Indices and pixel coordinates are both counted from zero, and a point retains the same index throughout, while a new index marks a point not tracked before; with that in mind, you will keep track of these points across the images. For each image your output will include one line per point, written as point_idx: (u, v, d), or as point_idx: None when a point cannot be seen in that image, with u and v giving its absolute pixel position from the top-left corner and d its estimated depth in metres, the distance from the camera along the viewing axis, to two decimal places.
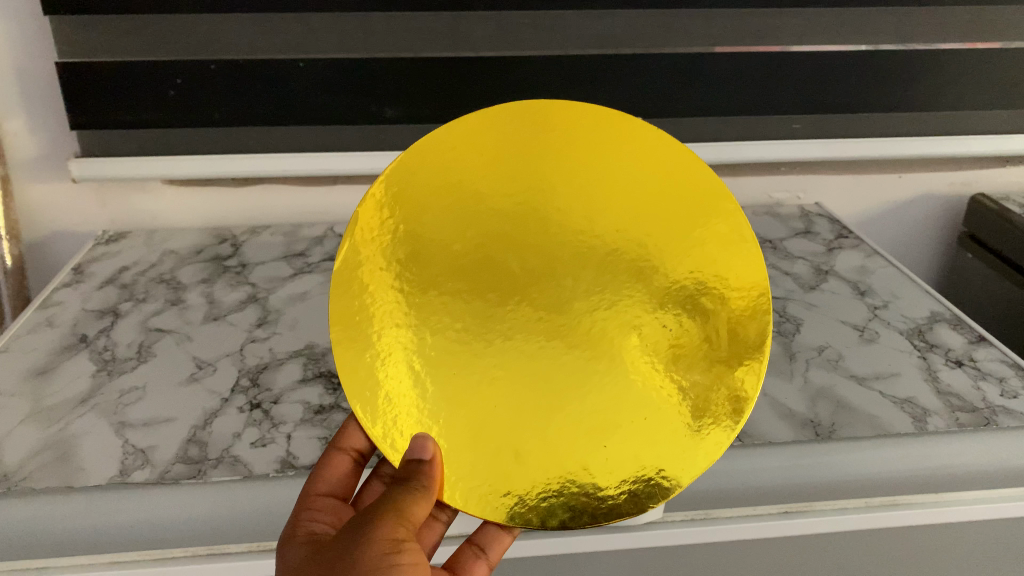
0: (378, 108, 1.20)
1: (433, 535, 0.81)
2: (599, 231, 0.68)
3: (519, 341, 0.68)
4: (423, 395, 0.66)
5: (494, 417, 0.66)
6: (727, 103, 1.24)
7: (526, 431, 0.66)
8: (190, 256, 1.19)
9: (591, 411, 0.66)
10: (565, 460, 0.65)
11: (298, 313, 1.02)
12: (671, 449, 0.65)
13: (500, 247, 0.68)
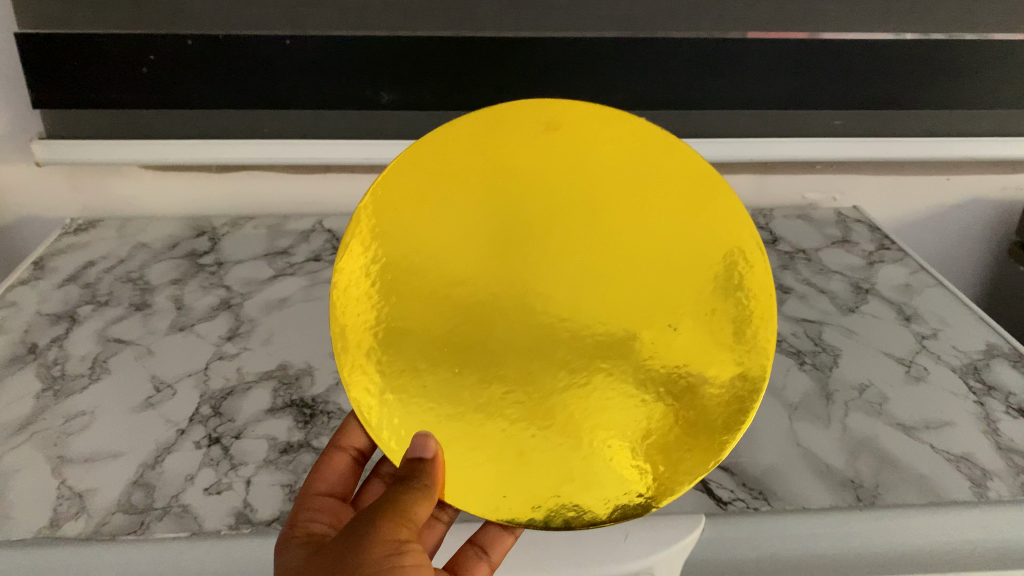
0: (373, 93, 1.08)
1: (433, 537, 0.70)
2: (605, 230, 0.62)
3: (520, 344, 0.62)
4: (419, 398, 0.61)
5: (492, 421, 0.61)
6: (761, 96, 1.11)
7: (527, 434, 0.60)
8: (164, 251, 1.08)
9: (599, 416, 0.60)
10: (571, 465, 0.59)
11: (274, 325, 0.91)
12: (685, 455, 0.58)
13: (499, 246, 0.62)
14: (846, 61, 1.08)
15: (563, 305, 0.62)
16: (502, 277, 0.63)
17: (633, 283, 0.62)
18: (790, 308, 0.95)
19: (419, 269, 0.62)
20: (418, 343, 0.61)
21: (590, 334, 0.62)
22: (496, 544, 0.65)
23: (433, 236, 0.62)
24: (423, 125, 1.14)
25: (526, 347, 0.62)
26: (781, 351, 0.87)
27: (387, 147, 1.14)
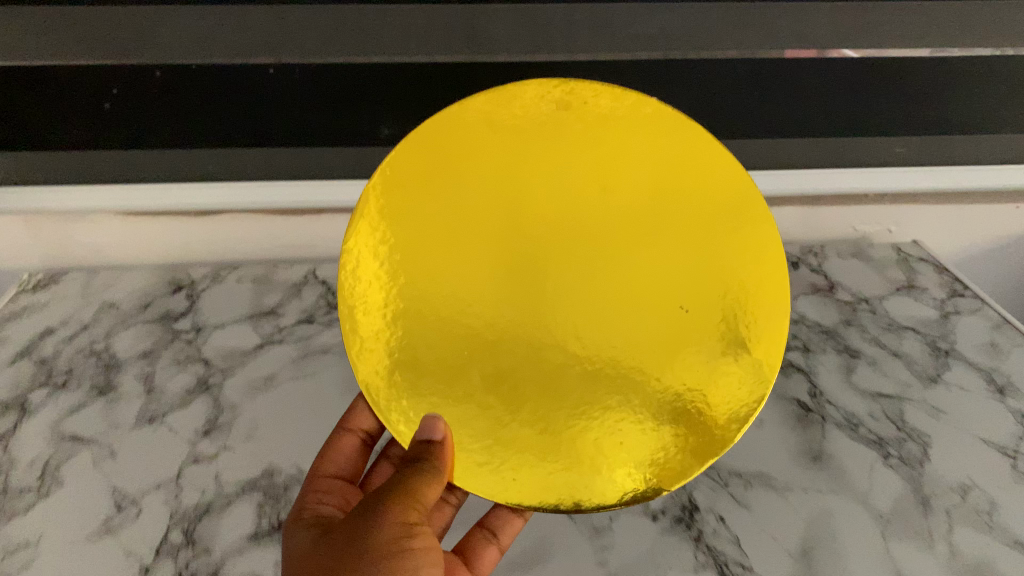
0: (369, 125, 0.93)
1: (441, 517, 0.71)
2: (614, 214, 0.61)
3: (529, 330, 0.61)
4: (428, 381, 0.60)
5: (501, 405, 0.59)
6: (816, 122, 0.97)
7: (535, 413, 0.59)
8: (134, 313, 0.94)
9: (609, 399, 0.59)
10: (578, 449, 0.58)
11: (260, 412, 0.78)
12: (696, 437, 0.57)
13: (509, 234, 0.61)
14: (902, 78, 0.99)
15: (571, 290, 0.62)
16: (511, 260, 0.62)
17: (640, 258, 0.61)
18: (862, 380, 0.82)
19: (423, 254, 0.61)
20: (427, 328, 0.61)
21: (601, 316, 0.61)
22: (506, 527, 0.64)
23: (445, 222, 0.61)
24: None
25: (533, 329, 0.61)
26: (860, 441, 0.74)
27: None
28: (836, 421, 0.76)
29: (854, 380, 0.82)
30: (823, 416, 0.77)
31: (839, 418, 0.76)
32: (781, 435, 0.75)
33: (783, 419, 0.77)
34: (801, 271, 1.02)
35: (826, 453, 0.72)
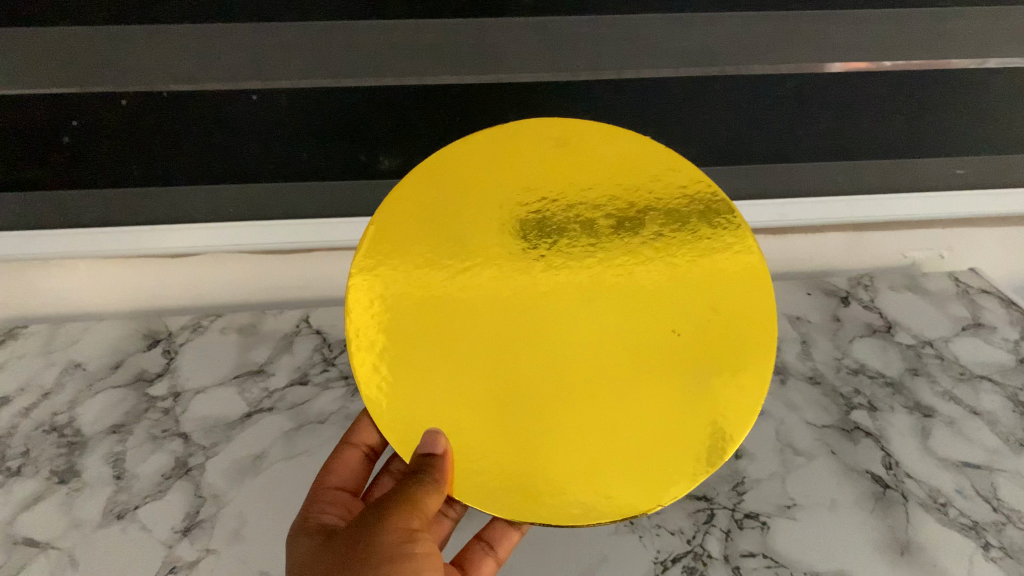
0: (369, 157, 0.84)
1: (441, 532, 0.66)
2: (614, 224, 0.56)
3: (518, 327, 0.54)
4: (401, 375, 0.52)
5: (480, 408, 0.51)
6: (864, 138, 0.87)
7: (515, 417, 0.51)
8: (103, 375, 0.83)
9: (597, 402, 0.51)
10: (565, 472, 0.49)
11: (248, 502, 0.67)
12: (693, 450, 0.49)
13: (498, 237, 0.56)
14: (968, 94, 0.84)
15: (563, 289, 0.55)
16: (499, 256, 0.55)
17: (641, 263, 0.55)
18: (941, 446, 0.71)
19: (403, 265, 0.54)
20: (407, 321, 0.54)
21: (595, 316, 0.54)
22: (505, 543, 0.60)
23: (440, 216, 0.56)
24: None
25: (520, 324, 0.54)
26: (951, 528, 0.63)
27: None
28: (920, 500, 0.65)
29: (932, 447, 0.71)
30: (903, 494, 0.66)
31: (922, 495, 0.66)
32: (858, 522, 0.64)
33: (858, 499, 0.66)
34: (852, 307, 0.92)
35: (915, 544, 0.62)
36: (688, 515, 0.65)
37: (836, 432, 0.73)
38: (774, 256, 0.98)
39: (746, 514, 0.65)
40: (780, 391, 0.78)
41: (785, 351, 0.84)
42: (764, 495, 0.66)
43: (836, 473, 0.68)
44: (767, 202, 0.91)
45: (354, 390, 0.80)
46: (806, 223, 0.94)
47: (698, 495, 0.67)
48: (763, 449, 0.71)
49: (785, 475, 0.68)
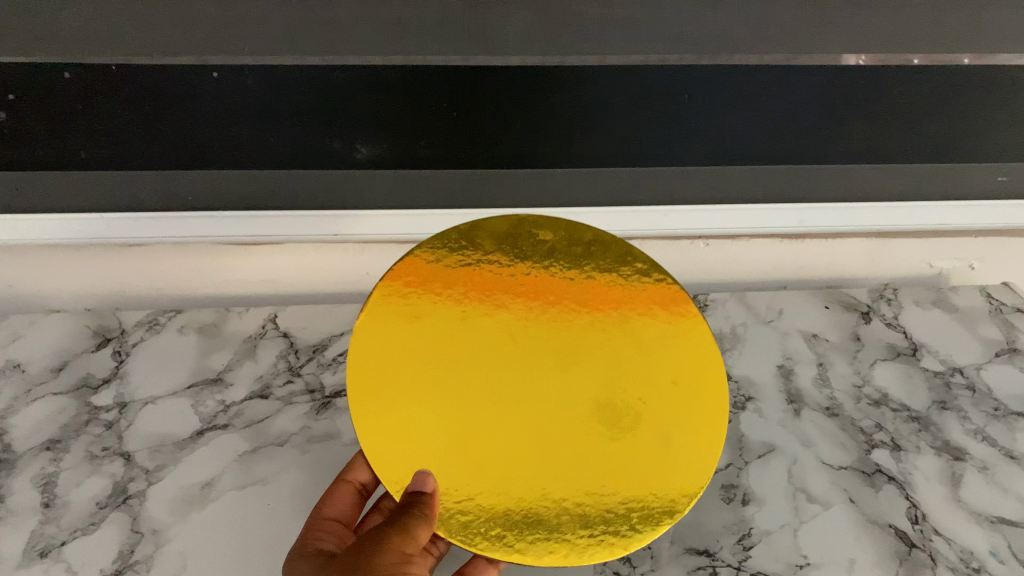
0: (345, 145, 0.74)
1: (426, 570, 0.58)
2: (597, 310, 0.60)
3: (499, 381, 0.56)
4: (383, 400, 0.53)
5: (454, 439, 0.52)
6: (900, 147, 0.77)
7: (486, 452, 0.52)
8: (43, 380, 0.75)
9: (564, 452, 0.52)
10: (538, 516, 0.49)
11: (188, 539, 0.59)
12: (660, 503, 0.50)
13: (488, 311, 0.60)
14: (1014, 96, 0.76)
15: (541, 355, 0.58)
16: (492, 324, 0.59)
17: (615, 341, 0.59)
18: (974, 498, 0.65)
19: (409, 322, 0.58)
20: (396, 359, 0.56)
21: (568, 381, 0.57)
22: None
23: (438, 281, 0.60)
24: (416, 189, 0.79)
25: (499, 377, 0.56)
26: None
27: (369, 219, 0.81)
28: (951, 565, 0.60)
29: (963, 498, 0.65)
30: (931, 556, 0.60)
31: (953, 558, 0.60)
32: None
33: (879, 562, 0.59)
34: (873, 324, 0.84)
35: None
36: (687, 574, 0.58)
37: (856, 476, 0.66)
38: (787, 264, 0.90)
39: (753, 574, 0.58)
40: (793, 423, 0.71)
41: (799, 375, 0.77)
42: (774, 551, 0.59)
43: (855, 528, 0.61)
44: (786, 208, 0.83)
45: (320, 407, 0.72)
46: (825, 231, 0.85)
47: (699, 549, 0.60)
48: (774, 495, 0.64)
49: (797, 528, 0.61)
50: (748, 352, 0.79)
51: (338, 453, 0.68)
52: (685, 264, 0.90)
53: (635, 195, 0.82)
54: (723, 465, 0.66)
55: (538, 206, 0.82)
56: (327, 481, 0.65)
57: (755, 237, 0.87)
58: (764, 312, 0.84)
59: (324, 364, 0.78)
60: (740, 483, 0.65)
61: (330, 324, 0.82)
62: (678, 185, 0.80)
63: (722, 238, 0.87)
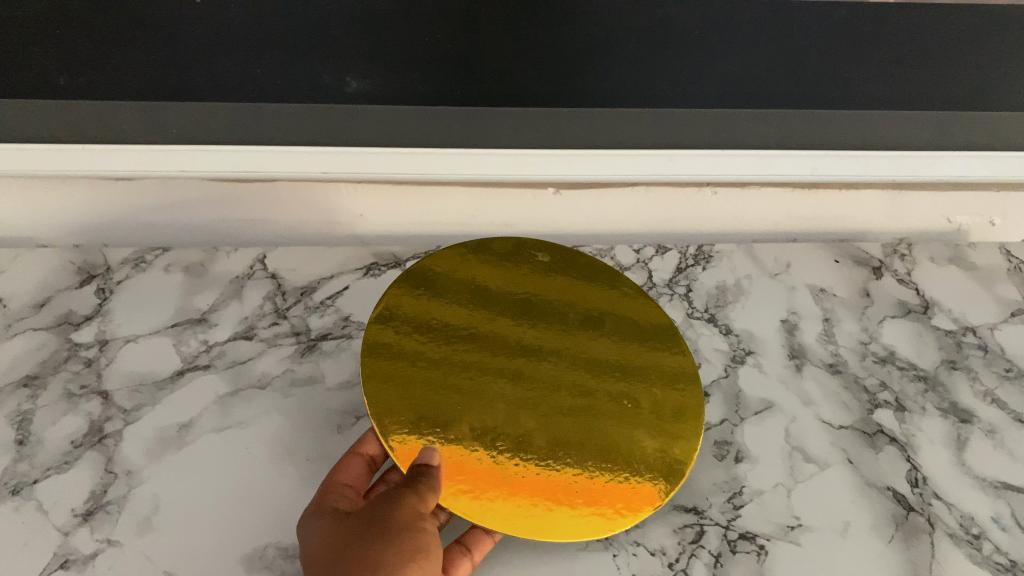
0: (335, 78, 0.68)
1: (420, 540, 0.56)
2: (588, 320, 0.65)
3: (499, 373, 0.60)
4: (395, 386, 0.57)
5: (460, 421, 0.56)
6: (918, 88, 0.72)
7: (489, 433, 0.56)
8: (25, 316, 0.73)
9: (559, 437, 0.57)
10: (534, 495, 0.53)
11: (162, 481, 0.58)
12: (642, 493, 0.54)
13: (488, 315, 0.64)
14: None
15: (535, 353, 0.62)
16: (492, 326, 0.64)
17: (605, 346, 0.64)
18: (978, 463, 0.62)
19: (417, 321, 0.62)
20: (403, 350, 0.60)
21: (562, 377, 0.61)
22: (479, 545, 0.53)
23: (445, 286, 0.65)
24: (411, 131, 0.73)
25: (500, 369, 0.60)
26: (984, 569, 0.55)
27: (358, 155, 0.75)
28: (950, 531, 0.57)
29: (967, 463, 0.62)
30: (930, 521, 0.58)
31: (953, 523, 0.58)
32: (871, 556, 0.55)
33: (875, 526, 0.57)
34: (885, 280, 0.80)
35: None
36: (673, 532, 0.56)
37: (856, 436, 0.63)
38: (800, 215, 0.85)
39: (741, 534, 0.56)
40: (794, 380, 0.68)
41: (804, 331, 0.74)
42: (765, 512, 0.57)
43: (852, 490, 0.59)
44: (799, 156, 0.78)
45: (304, 350, 0.70)
46: (839, 181, 0.81)
47: (687, 507, 0.58)
48: (769, 454, 0.61)
49: (791, 488, 0.59)
50: (751, 306, 0.76)
51: (320, 398, 0.66)
52: (695, 214, 0.85)
53: (640, 141, 0.75)
54: (717, 421, 0.64)
55: (546, 148, 0.76)
56: (306, 425, 0.63)
57: (765, 186, 0.82)
58: (771, 265, 0.81)
59: (311, 307, 0.75)
60: (735, 440, 0.62)
61: (319, 266, 0.80)
62: (686, 135, 0.74)
63: (731, 186, 0.82)
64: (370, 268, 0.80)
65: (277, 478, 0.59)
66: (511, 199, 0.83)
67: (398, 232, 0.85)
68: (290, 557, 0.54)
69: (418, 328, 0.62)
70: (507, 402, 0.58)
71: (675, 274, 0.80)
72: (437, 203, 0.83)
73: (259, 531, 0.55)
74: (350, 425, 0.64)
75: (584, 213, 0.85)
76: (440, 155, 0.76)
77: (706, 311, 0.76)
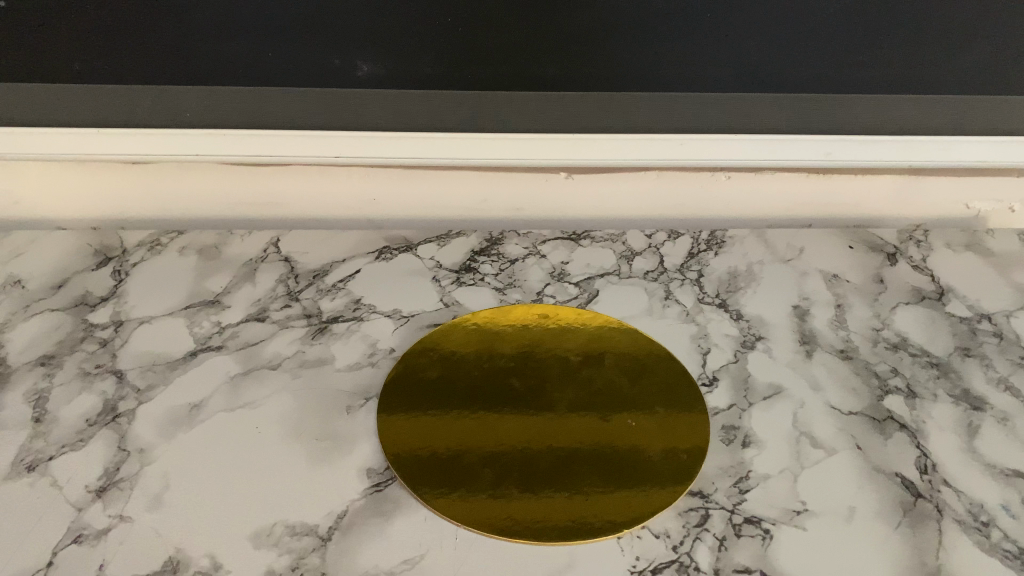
0: (344, 62, 0.68)
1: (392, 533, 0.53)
2: (590, 353, 0.68)
3: (508, 407, 0.63)
4: (410, 434, 0.61)
5: (468, 455, 0.59)
6: (928, 74, 0.71)
7: (496, 461, 0.59)
8: (41, 297, 0.74)
9: (563, 457, 0.59)
10: (540, 512, 0.55)
11: (174, 460, 0.59)
12: (645, 495, 0.56)
13: (496, 360, 0.67)
14: None
15: (539, 391, 0.64)
16: (499, 366, 0.66)
17: (606, 374, 0.66)
18: (989, 450, 0.62)
19: (428, 373, 0.66)
20: (413, 404, 0.63)
21: (567, 406, 0.63)
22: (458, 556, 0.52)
23: (454, 343, 0.69)
24: (421, 115, 0.72)
25: (507, 405, 0.63)
26: (992, 556, 0.54)
27: (373, 141, 0.75)
28: (958, 517, 0.57)
29: (978, 450, 0.62)
30: (938, 507, 0.57)
31: (960, 511, 0.57)
32: (877, 541, 0.55)
33: (882, 512, 0.57)
34: (899, 266, 0.80)
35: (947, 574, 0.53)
36: (678, 515, 0.56)
37: (865, 422, 0.63)
38: (814, 200, 0.85)
39: (747, 518, 0.56)
40: (803, 365, 0.68)
41: (815, 316, 0.73)
42: (770, 496, 0.57)
43: (859, 475, 0.59)
44: (811, 139, 0.76)
45: (316, 332, 0.71)
46: (856, 166, 0.80)
47: (693, 490, 0.58)
48: (776, 439, 0.61)
49: (798, 473, 0.59)
50: (762, 291, 0.76)
51: (329, 378, 0.66)
52: (708, 198, 0.85)
53: (651, 125, 0.74)
54: (725, 405, 0.64)
55: (558, 133, 0.75)
56: (315, 406, 0.64)
57: (779, 172, 0.82)
58: (784, 251, 0.81)
59: (323, 290, 0.76)
60: (742, 425, 0.62)
61: (331, 250, 0.81)
62: (698, 117, 0.73)
63: (744, 171, 0.82)
64: (382, 252, 0.81)
65: (285, 458, 0.59)
66: (523, 183, 0.83)
67: (410, 217, 0.85)
68: (297, 535, 0.55)
69: (427, 386, 0.65)
70: (513, 434, 0.61)
71: (686, 259, 0.80)
72: (449, 187, 0.83)
73: (267, 510, 0.56)
74: (358, 405, 0.64)
75: (596, 198, 0.84)
76: (461, 142, 0.75)
77: (717, 296, 0.75)
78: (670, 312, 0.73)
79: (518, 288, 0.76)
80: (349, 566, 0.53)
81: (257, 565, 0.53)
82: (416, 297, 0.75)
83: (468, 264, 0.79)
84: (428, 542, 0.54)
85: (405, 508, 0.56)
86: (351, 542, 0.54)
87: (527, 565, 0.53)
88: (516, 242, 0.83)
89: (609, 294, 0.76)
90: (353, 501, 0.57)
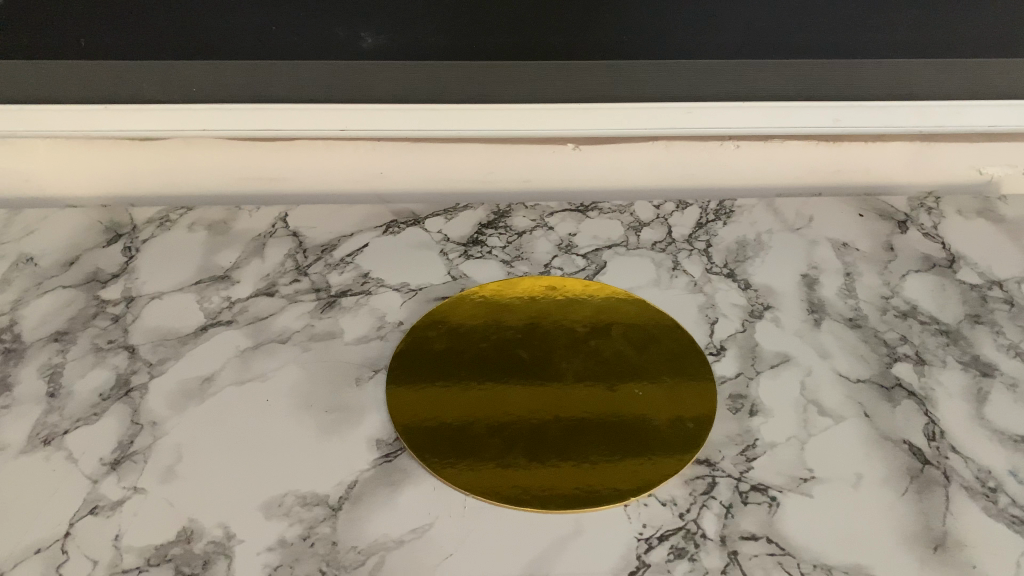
0: (343, 34, 0.68)
1: None
2: (597, 325, 0.68)
3: (516, 379, 0.63)
4: (419, 404, 0.61)
5: (476, 425, 0.59)
6: (939, 37, 0.70)
7: (504, 431, 0.59)
8: (54, 274, 0.75)
9: (571, 426, 0.59)
10: (548, 479, 0.56)
11: (185, 433, 0.60)
12: (653, 465, 0.57)
13: (503, 334, 0.67)
14: None
15: (545, 362, 0.64)
16: (507, 340, 0.66)
17: (613, 346, 0.66)
18: (999, 416, 0.61)
19: (437, 346, 0.66)
20: (421, 376, 0.63)
21: (574, 377, 0.63)
22: None
23: (463, 317, 0.69)
24: (424, 86, 0.71)
25: (515, 377, 0.63)
26: (999, 521, 0.54)
27: (379, 114, 0.74)
28: (965, 483, 0.57)
29: (986, 416, 0.61)
30: (945, 473, 0.57)
31: (968, 477, 0.57)
32: (884, 506, 0.55)
33: (889, 478, 0.57)
34: (910, 233, 0.79)
35: (953, 539, 0.53)
36: (684, 483, 0.57)
37: (873, 390, 0.63)
38: (824, 168, 0.84)
39: (753, 486, 0.56)
40: (811, 334, 0.68)
41: (824, 285, 0.73)
42: (777, 464, 0.58)
43: (866, 442, 0.59)
44: (818, 106, 0.74)
45: (324, 306, 0.71)
46: (867, 133, 0.79)
47: (699, 459, 0.58)
48: (783, 407, 0.62)
49: (804, 441, 0.59)
50: (771, 261, 0.76)
51: (338, 351, 0.67)
52: (717, 167, 0.84)
53: (657, 94, 0.73)
54: (732, 374, 0.64)
55: (564, 104, 0.73)
56: (324, 378, 0.64)
57: (788, 140, 0.81)
58: (793, 219, 0.81)
59: (331, 264, 0.76)
60: (749, 393, 0.63)
61: (339, 224, 0.81)
62: (707, 86, 0.72)
63: (753, 139, 0.81)
64: (389, 225, 0.81)
65: (295, 430, 0.60)
66: (530, 155, 0.83)
67: (418, 190, 0.85)
68: (307, 505, 0.55)
69: (435, 358, 0.65)
70: (520, 405, 0.61)
71: (694, 229, 0.80)
72: (456, 159, 0.83)
73: (277, 481, 0.57)
74: (366, 378, 0.64)
75: (603, 169, 0.84)
76: (467, 114, 0.74)
77: (725, 266, 0.75)
78: (678, 283, 0.73)
79: (526, 260, 0.76)
80: (358, 535, 0.54)
81: (267, 534, 0.53)
82: (424, 270, 0.75)
83: (475, 237, 0.79)
84: (436, 511, 0.55)
85: (413, 478, 0.57)
86: (360, 511, 0.55)
87: (534, 533, 0.54)
88: (524, 214, 0.83)
89: (616, 265, 0.76)
90: (362, 471, 0.58)
